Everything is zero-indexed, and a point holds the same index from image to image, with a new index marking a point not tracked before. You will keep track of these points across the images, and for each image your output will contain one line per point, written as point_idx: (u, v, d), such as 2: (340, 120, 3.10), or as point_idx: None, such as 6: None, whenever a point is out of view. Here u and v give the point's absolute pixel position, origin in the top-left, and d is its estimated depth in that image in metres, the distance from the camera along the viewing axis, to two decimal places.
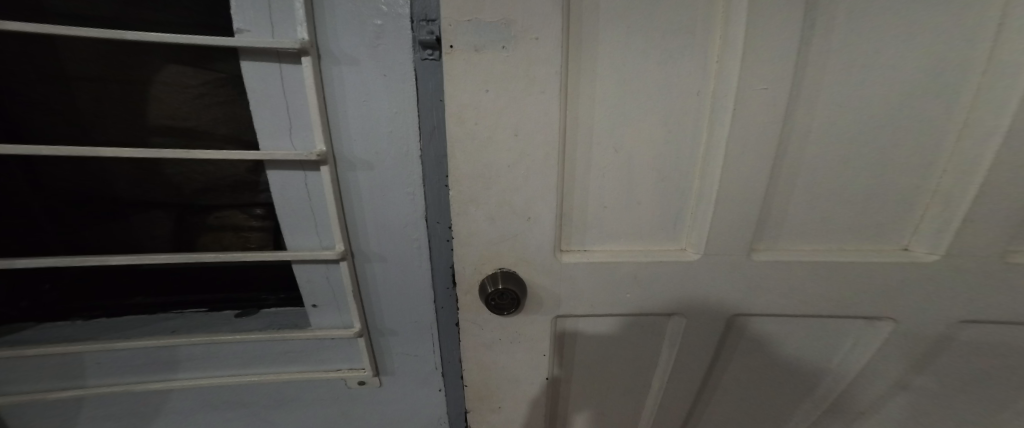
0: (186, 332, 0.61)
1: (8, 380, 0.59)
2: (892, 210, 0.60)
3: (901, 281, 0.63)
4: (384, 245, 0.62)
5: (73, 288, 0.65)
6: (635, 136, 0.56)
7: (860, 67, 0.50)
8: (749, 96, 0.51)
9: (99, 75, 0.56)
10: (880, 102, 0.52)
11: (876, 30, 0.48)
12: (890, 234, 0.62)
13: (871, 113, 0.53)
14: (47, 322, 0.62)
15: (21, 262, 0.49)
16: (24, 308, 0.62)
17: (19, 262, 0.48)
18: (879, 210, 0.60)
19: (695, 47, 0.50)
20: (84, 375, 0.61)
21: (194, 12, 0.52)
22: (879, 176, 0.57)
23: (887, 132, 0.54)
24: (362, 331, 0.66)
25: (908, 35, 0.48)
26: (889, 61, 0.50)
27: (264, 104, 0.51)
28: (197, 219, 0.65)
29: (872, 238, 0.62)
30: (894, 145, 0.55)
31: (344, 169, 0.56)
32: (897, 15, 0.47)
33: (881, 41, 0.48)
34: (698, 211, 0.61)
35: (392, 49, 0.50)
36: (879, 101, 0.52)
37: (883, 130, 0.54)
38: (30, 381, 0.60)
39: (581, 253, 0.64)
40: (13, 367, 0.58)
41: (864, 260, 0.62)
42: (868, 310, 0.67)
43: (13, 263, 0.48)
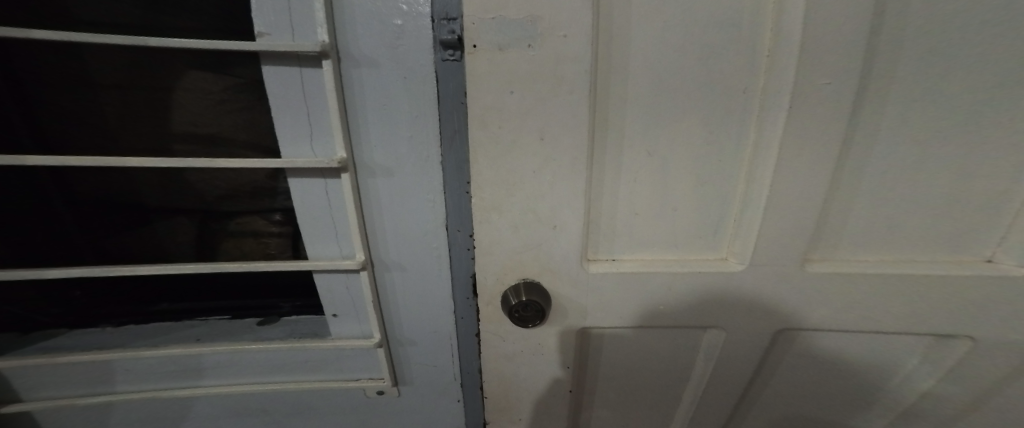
0: (210, 340, 0.61)
1: (42, 386, 0.60)
2: (972, 216, 0.53)
3: (981, 297, 0.56)
4: (405, 253, 0.60)
5: (101, 296, 0.64)
6: (673, 137, 0.51)
7: (939, 57, 0.44)
8: (808, 92, 0.45)
9: (122, 82, 0.55)
10: (960, 96, 0.46)
11: (961, 16, 0.42)
12: (968, 242, 0.55)
13: (949, 107, 0.46)
14: (75, 330, 0.62)
15: (52, 273, 0.49)
16: (55, 315, 0.62)
17: (50, 272, 0.49)
18: (955, 215, 0.53)
19: (743, 38, 0.45)
20: (114, 381, 0.62)
21: (217, 18, 0.51)
22: (956, 178, 0.50)
23: (968, 129, 0.47)
24: (381, 341, 0.64)
25: (1001, 18, 0.41)
26: (972, 50, 0.43)
27: (285, 110, 0.49)
28: (218, 226, 0.64)
29: (944, 248, 0.55)
30: (975, 143, 0.48)
31: (364, 176, 0.54)
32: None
33: (965, 26, 0.42)
34: (743, 217, 0.55)
35: (413, 51, 0.47)
36: (958, 95, 0.46)
37: (962, 127, 0.47)
38: (62, 386, 0.61)
39: (610, 263, 0.60)
40: (45, 373, 0.59)
41: (937, 275, 0.55)
42: (937, 329, 0.60)
43: (45, 273, 0.49)
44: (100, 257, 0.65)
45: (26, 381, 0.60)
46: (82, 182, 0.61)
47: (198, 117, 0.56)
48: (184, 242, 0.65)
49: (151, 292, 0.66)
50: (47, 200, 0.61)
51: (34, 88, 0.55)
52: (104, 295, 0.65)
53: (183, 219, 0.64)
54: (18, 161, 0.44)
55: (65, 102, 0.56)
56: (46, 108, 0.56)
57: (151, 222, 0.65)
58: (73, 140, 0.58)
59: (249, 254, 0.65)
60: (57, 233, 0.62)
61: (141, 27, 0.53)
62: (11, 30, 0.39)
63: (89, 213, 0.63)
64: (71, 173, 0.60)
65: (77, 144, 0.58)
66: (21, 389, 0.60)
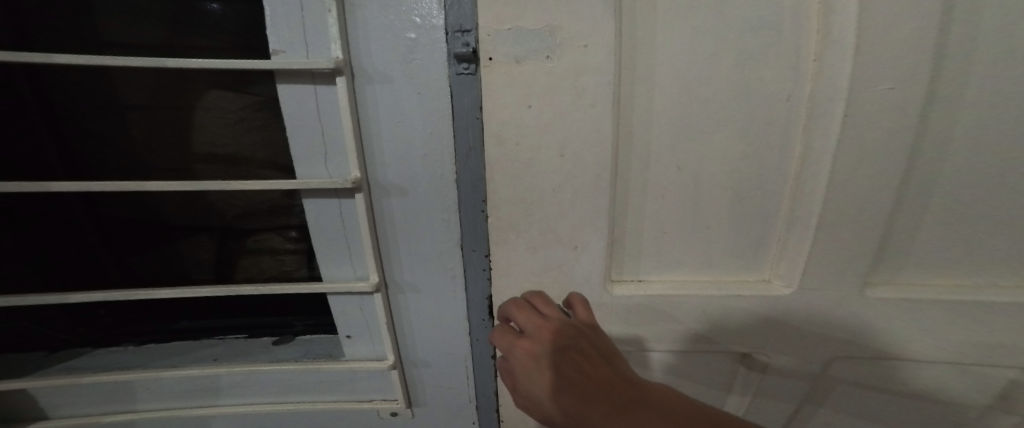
0: (227, 361, 0.60)
1: (69, 403, 0.62)
2: None
3: None
4: (419, 275, 0.57)
5: (124, 316, 0.66)
6: (706, 150, 0.48)
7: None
8: (863, 98, 0.41)
9: (148, 104, 0.56)
10: None
11: None
12: None
13: None
14: (99, 349, 0.62)
15: (76, 297, 0.50)
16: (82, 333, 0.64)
17: (74, 297, 0.50)
18: None
19: (784, 43, 0.42)
20: (136, 400, 0.63)
21: (236, 37, 0.52)
22: None
23: None
24: (395, 363, 0.61)
25: None
26: None
27: (299, 129, 0.48)
28: (236, 244, 0.64)
29: None
30: None
31: (378, 195, 0.51)
32: None
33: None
34: (789, 236, 0.50)
35: (426, 65, 0.46)
36: None
37: None
38: (86, 404, 0.62)
39: (637, 284, 0.55)
40: (72, 390, 0.61)
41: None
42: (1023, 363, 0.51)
43: (69, 297, 0.50)
44: (125, 278, 0.65)
45: (55, 398, 0.61)
46: (108, 206, 0.62)
47: (218, 137, 0.56)
48: (204, 260, 0.65)
49: (172, 310, 0.67)
50: (78, 223, 0.62)
51: (65, 111, 0.57)
52: (127, 314, 0.66)
53: (204, 237, 0.64)
54: (44, 188, 0.45)
55: (97, 127, 0.57)
56: (81, 133, 0.58)
57: (170, 242, 0.65)
58: (102, 164, 0.59)
59: (265, 271, 0.65)
60: (86, 255, 0.63)
61: (162, 47, 0.53)
62: (36, 55, 0.40)
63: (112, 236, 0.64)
64: (100, 199, 0.61)
65: (104, 166, 0.58)
66: (51, 405, 0.62)
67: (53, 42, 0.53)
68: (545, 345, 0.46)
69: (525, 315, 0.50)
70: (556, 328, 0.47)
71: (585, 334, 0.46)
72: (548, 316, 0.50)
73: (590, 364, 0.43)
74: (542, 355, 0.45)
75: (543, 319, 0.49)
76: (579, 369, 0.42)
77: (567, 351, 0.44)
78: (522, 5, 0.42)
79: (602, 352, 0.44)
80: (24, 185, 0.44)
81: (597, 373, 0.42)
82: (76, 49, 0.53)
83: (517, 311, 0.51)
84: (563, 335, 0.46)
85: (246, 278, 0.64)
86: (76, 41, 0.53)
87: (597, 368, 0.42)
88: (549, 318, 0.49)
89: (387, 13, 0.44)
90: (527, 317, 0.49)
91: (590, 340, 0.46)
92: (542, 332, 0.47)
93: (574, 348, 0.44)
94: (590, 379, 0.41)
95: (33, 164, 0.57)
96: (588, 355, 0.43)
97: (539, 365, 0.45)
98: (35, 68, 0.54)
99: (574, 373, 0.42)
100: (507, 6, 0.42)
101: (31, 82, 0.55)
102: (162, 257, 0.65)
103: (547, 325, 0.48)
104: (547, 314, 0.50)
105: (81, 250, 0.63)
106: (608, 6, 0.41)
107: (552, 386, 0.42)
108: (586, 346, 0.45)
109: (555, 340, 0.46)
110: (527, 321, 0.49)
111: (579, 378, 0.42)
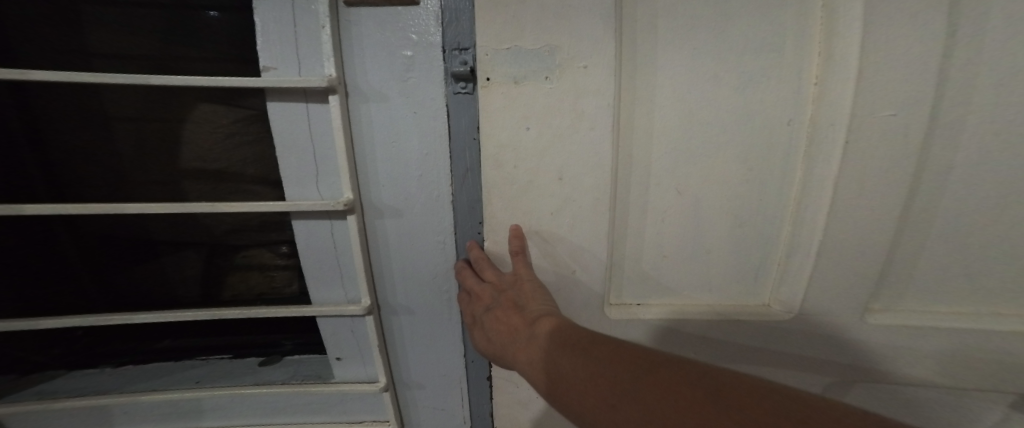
0: (210, 383, 0.58)
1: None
2: None
3: None
4: (413, 297, 0.55)
5: (103, 337, 0.64)
6: (706, 174, 0.47)
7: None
8: (865, 124, 0.40)
9: (135, 121, 0.54)
10: None
11: None
12: None
13: None
14: (74, 371, 0.60)
15: (51, 321, 0.48)
16: (56, 356, 0.61)
17: (46, 321, 0.48)
18: None
19: (785, 66, 0.43)
20: (113, 424, 0.60)
21: (226, 50, 0.50)
22: None
23: None
24: (387, 386, 0.58)
25: None
26: None
27: (289, 150, 0.46)
28: (225, 261, 0.62)
29: None
30: None
31: (372, 217, 0.50)
32: None
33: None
34: (789, 262, 0.49)
35: (423, 83, 0.45)
36: None
37: None
38: None
39: (635, 309, 0.54)
40: (44, 414, 0.58)
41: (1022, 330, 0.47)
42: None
43: (41, 322, 0.48)
44: (103, 301, 0.62)
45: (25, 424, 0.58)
46: (89, 227, 0.60)
47: (208, 153, 0.55)
48: (190, 278, 0.63)
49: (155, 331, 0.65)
50: (59, 242, 0.60)
51: (47, 126, 0.55)
52: (107, 336, 0.63)
53: (192, 253, 0.62)
54: (18, 210, 0.43)
55: (82, 142, 0.55)
56: (62, 149, 0.55)
57: (152, 260, 0.62)
58: (85, 182, 0.56)
59: (255, 288, 0.63)
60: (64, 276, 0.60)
61: (151, 63, 0.51)
62: (13, 72, 0.39)
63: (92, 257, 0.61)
64: (81, 220, 0.59)
65: (85, 184, 0.56)
66: None
67: (33, 55, 0.51)
68: (477, 308, 0.48)
69: (462, 280, 0.50)
70: (489, 293, 0.48)
71: (512, 295, 0.47)
72: (483, 279, 0.49)
73: (509, 325, 0.45)
74: (474, 316, 0.49)
75: (477, 284, 0.49)
76: (500, 329, 0.46)
77: (494, 314, 0.47)
78: (522, 25, 0.41)
79: (523, 310, 0.46)
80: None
81: (514, 330, 0.44)
82: (61, 64, 0.51)
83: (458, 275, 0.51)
84: (491, 299, 0.48)
85: (234, 296, 0.63)
86: (60, 56, 0.51)
87: (514, 327, 0.45)
88: (483, 284, 0.48)
89: (384, 30, 0.43)
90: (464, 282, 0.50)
91: (515, 300, 0.47)
92: (474, 296, 0.49)
93: (500, 311, 0.46)
94: (507, 335, 0.45)
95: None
96: (509, 316, 0.46)
97: (472, 324, 0.49)
98: (17, 84, 0.53)
99: (495, 331, 0.46)
100: (506, 26, 0.41)
101: (12, 97, 0.53)
102: (144, 277, 0.63)
103: (480, 291, 0.48)
104: (483, 276, 0.49)
105: (59, 271, 0.60)
106: (608, 28, 0.41)
107: (481, 340, 0.48)
108: (510, 308, 0.46)
109: (486, 304, 0.48)
110: (465, 285, 0.50)
111: (499, 335, 0.45)
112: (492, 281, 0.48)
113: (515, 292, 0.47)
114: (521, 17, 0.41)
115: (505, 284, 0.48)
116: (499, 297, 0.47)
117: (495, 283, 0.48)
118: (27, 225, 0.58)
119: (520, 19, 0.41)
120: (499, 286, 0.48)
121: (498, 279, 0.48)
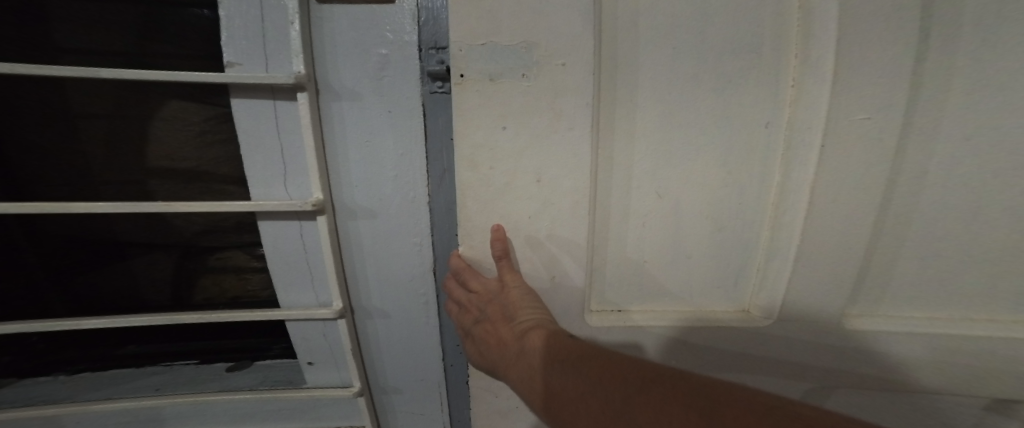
0: (172, 390, 0.56)
1: None
2: None
3: None
4: (388, 300, 0.54)
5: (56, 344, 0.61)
6: (686, 177, 0.47)
7: (994, 89, 0.39)
8: (841, 128, 0.40)
9: (96, 117, 0.52)
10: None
11: (1010, 47, 0.37)
12: None
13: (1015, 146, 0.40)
14: (27, 379, 0.58)
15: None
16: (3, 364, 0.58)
17: None
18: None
19: (764, 69, 0.42)
20: None
21: (192, 44, 0.48)
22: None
23: None
24: (362, 391, 0.57)
25: None
26: None
27: (257, 148, 0.44)
28: (194, 264, 0.60)
29: (1009, 306, 0.47)
30: None
31: (344, 218, 0.48)
32: None
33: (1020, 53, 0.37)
34: (769, 267, 0.49)
35: (398, 82, 0.43)
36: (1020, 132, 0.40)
37: None
38: None
39: (617, 315, 0.53)
40: None
41: (998, 335, 0.47)
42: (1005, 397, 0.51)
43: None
44: (62, 305, 0.59)
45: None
46: (46, 228, 0.57)
47: (175, 151, 0.53)
48: (157, 281, 0.61)
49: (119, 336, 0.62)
50: (10, 243, 0.57)
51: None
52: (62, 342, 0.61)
53: (159, 255, 0.60)
54: None
55: (40, 139, 0.53)
56: (20, 145, 0.53)
57: (114, 263, 0.60)
58: (42, 180, 0.53)
59: (228, 291, 0.61)
60: (20, 279, 0.58)
61: (114, 58, 0.49)
62: None
63: (48, 259, 0.58)
64: (37, 221, 0.57)
65: (42, 182, 0.53)
66: None
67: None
68: (466, 320, 0.49)
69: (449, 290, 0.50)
70: (477, 304, 0.48)
71: (499, 304, 0.47)
72: (469, 289, 0.49)
73: (498, 336, 0.47)
74: (464, 328, 0.50)
75: (465, 295, 0.49)
76: (492, 342, 0.47)
77: (484, 326, 0.48)
78: (497, 20, 0.40)
79: (512, 321, 0.46)
80: None
81: (504, 343, 0.46)
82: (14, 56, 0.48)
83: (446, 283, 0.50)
84: (480, 311, 0.48)
85: (206, 299, 0.61)
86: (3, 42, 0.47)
87: (504, 339, 0.46)
88: (471, 294, 0.48)
89: (358, 28, 0.42)
90: (452, 291, 0.50)
91: (503, 310, 0.47)
92: (462, 308, 0.49)
93: (490, 323, 0.48)
94: (498, 348, 0.46)
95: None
96: (499, 328, 0.47)
97: (464, 336, 0.50)
98: None
99: (486, 344, 0.47)
100: (481, 20, 0.40)
101: None
102: (107, 280, 0.60)
103: (469, 302, 0.48)
104: (469, 286, 0.48)
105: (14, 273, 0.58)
106: (587, 25, 0.40)
107: (474, 352, 0.49)
108: (499, 319, 0.47)
109: (475, 315, 0.48)
110: (453, 295, 0.49)
111: (490, 348, 0.47)
112: (478, 291, 0.48)
113: (503, 302, 0.47)
114: (496, 11, 0.40)
115: (490, 293, 0.48)
116: (487, 309, 0.48)
117: (479, 294, 0.48)
118: None
119: (495, 13, 0.40)
120: (485, 296, 0.48)
121: (482, 289, 0.48)
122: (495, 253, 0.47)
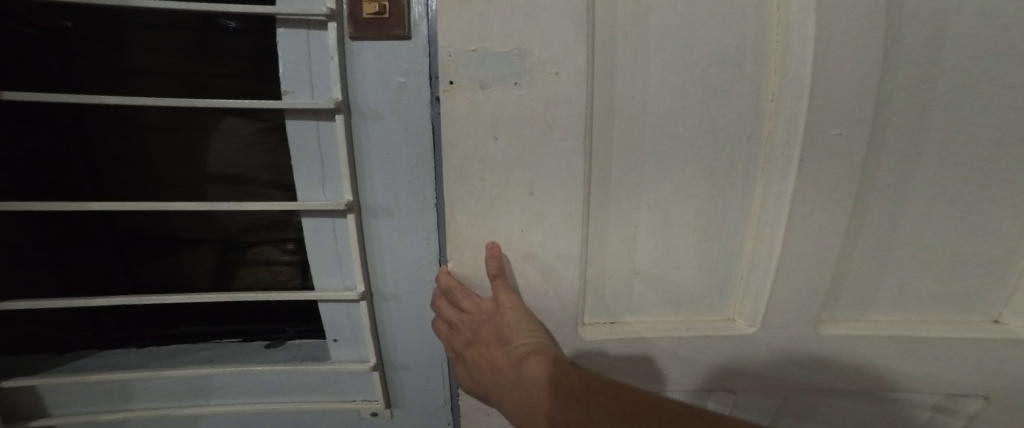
0: (222, 362, 0.68)
1: (69, 402, 0.69)
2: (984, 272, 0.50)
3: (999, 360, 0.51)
4: (401, 286, 0.62)
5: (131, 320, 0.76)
6: (671, 189, 0.50)
7: (945, 103, 0.42)
8: (817, 142, 0.43)
9: (164, 135, 0.65)
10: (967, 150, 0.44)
11: (965, 62, 0.41)
12: (981, 300, 0.51)
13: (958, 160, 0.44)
14: (106, 349, 0.72)
15: (100, 299, 0.60)
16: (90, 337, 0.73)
17: (96, 300, 0.59)
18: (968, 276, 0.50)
19: (744, 83, 0.46)
20: (131, 399, 0.70)
21: (248, 72, 0.60)
22: (966, 233, 0.47)
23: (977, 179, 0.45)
24: (376, 365, 0.65)
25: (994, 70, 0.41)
26: (972, 100, 0.42)
27: (302, 159, 0.54)
28: (236, 254, 0.73)
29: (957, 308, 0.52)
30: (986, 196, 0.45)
31: (367, 216, 0.57)
32: (994, 36, 0.40)
33: (977, 68, 0.41)
34: (751, 276, 0.51)
35: (412, 104, 0.52)
36: (965, 151, 0.44)
37: (971, 177, 0.45)
38: (86, 403, 0.70)
39: (608, 327, 0.57)
40: (72, 390, 0.68)
41: (953, 339, 0.51)
42: (964, 395, 0.54)
43: (91, 301, 0.59)
44: (134, 287, 0.73)
45: (59, 396, 0.68)
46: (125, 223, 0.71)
47: (227, 161, 0.65)
48: (205, 269, 0.74)
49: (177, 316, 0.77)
50: (97, 235, 0.71)
51: (97, 139, 0.66)
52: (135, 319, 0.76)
53: (207, 248, 0.73)
54: (84, 207, 0.54)
55: (123, 151, 0.66)
56: (108, 157, 0.66)
57: (179, 251, 0.74)
58: (126, 184, 0.67)
59: (261, 281, 0.73)
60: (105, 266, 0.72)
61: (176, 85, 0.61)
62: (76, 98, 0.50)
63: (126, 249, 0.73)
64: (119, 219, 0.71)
65: (126, 187, 0.67)
66: (54, 403, 0.69)
67: (79, 76, 0.61)
68: (460, 342, 0.55)
69: (445, 311, 0.57)
70: (469, 325, 0.54)
71: (490, 325, 0.53)
72: (462, 309, 0.55)
73: (489, 358, 0.52)
74: (457, 349, 0.55)
75: (458, 316, 0.55)
76: (485, 366, 0.52)
77: (476, 348, 0.53)
78: (488, 28, 0.45)
79: (506, 346, 0.52)
80: (70, 204, 0.54)
81: (497, 368, 0.51)
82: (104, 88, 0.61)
83: (441, 303, 0.57)
84: (473, 332, 0.54)
85: (243, 287, 0.73)
86: (102, 75, 0.61)
87: (497, 363, 0.51)
88: (463, 315, 0.55)
89: (381, 60, 0.51)
90: (448, 312, 0.56)
91: (497, 332, 0.53)
92: (455, 328, 0.56)
93: (481, 345, 0.53)
94: (491, 372, 0.52)
95: (56, 182, 0.65)
96: (491, 350, 0.52)
97: (456, 357, 0.55)
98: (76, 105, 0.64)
99: (479, 367, 0.53)
100: (472, 24, 0.45)
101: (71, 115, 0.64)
102: (169, 266, 0.74)
103: (460, 321, 0.55)
104: (462, 307, 0.55)
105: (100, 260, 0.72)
106: (579, 32, 0.44)
107: (466, 374, 0.55)
108: (491, 342, 0.53)
109: (468, 337, 0.54)
110: (449, 314, 0.56)
111: (483, 372, 0.52)
112: (471, 310, 0.54)
113: (496, 322, 0.53)
114: (488, 19, 0.45)
115: (484, 314, 0.54)
116: (481, 330, 0.54)
117: (472, 313, 0.54)
118: (75, 220, 0.70)
119: (492, 26, 0.45)
120: (479, 317, 0.54)
121: (476, 308, 0.54)
122: (491, 271, 0.53)
